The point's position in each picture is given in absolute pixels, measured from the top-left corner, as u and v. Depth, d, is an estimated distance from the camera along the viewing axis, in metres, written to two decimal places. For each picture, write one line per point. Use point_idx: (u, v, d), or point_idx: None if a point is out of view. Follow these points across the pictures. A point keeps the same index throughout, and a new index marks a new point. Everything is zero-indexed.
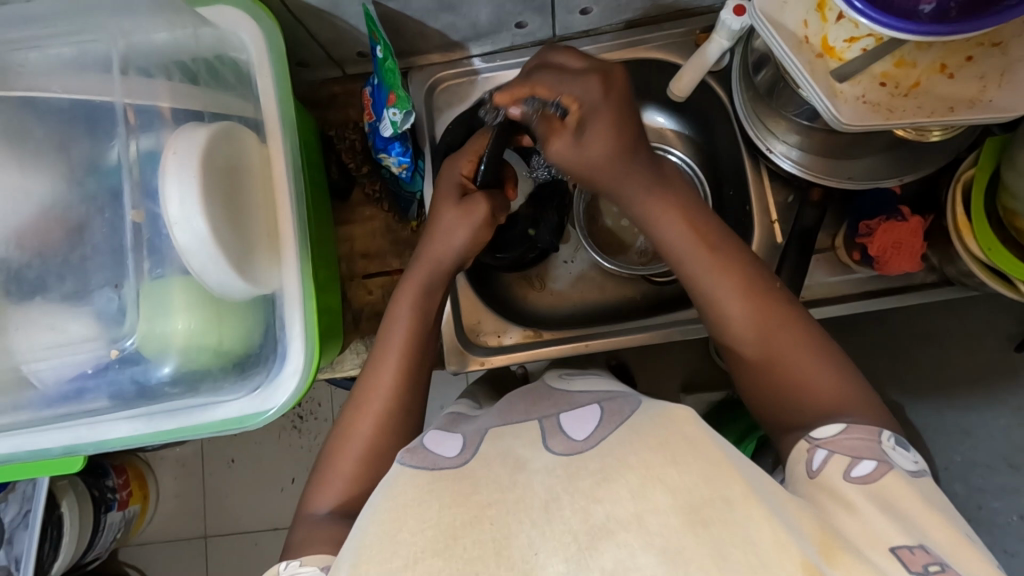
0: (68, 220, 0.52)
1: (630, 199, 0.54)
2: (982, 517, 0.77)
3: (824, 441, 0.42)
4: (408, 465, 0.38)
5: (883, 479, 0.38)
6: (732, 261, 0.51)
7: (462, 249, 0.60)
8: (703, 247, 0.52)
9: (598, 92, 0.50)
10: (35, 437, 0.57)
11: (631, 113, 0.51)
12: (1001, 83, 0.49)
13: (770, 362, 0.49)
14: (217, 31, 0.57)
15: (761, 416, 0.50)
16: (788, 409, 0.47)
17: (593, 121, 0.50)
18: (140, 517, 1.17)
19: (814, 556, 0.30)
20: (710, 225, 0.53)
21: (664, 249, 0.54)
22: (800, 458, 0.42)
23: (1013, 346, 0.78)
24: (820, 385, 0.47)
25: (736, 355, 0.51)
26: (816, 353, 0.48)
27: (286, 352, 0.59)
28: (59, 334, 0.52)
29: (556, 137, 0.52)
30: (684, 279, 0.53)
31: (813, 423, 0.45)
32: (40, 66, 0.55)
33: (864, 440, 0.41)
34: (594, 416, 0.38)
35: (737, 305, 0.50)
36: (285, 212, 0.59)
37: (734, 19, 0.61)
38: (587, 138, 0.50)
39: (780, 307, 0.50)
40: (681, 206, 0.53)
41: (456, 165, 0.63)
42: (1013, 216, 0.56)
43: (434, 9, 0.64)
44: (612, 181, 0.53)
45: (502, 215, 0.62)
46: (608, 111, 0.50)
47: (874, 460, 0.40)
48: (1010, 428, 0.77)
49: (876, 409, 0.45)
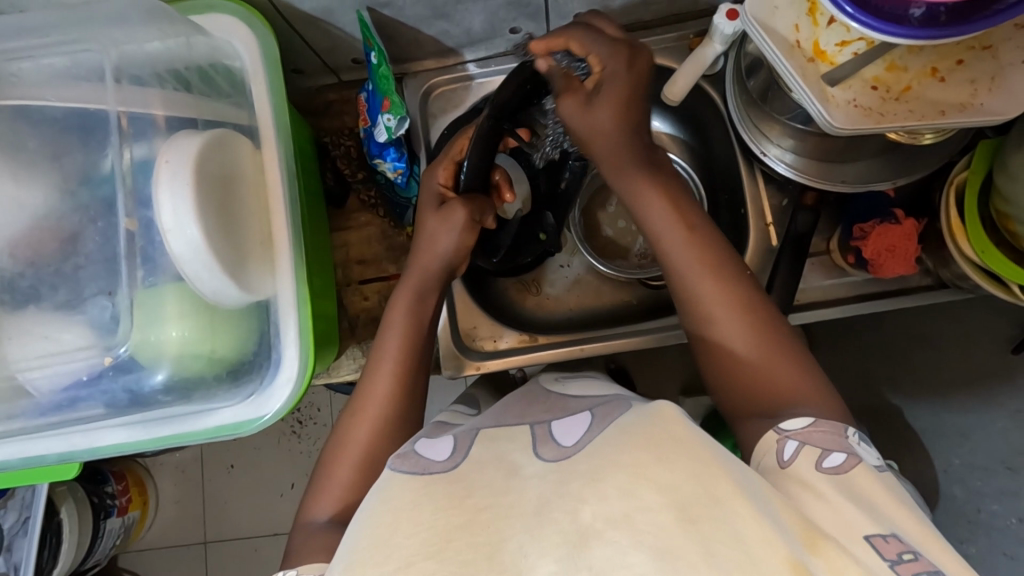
0: (61, 230, 0.52)
1: (620, 175, 0.55)
2: (981, 521, 0.73)
3: (793, 432, 0.42)
4: (398, 471, 0.38)
5: (853, 471, 0.38)
6: (710, 245, 0.52)
7: (452, 253, 0.60)
8: (687, 232, 0.52)
9: (622, 66, 0.51)
10: (35, 445, 0.58)
11: (643, 90, 0.53)
12: (992, 88, 0.49)
13: (739, 355, 0.49)
14: (211, 41, 0.59)
15: (726, 410, 0.50)
16: (756, 403, 0.47)
17: (609, 85, 0.52)
18: (140, 524, 1.17)
19: (800, 551, 0.30)
20: (692, 209, 0.54)
21: (644, 227, 0.54)
22: (768, 449, 0.42)
23: (1012, 348, 0.75)
24: (787, 380, 0.47)
25: (707, 343, 0.51)
26: (787, 352, 0.48)
27: (281, 359, 0.60)
28: (52, 343, 0.52)
29: (570, 96, 0.54)
30: (664, 263, 0.53)
31: (779, 416, 0.45)
32: (34, 77, 0.54)
33: (831, 434, 0.41)
34: (583, 423, 0.39)
35: (712, 294, 0.50)
36: (280, 220, 0.60)
37: (727, 24, 0.61)
38: (597, 103, 0.52)
39: (754, 300, 0.50)
40: (671, 190, 0.54)
41: (432, 174, 0.63)
42: (1006, 219, 0.56)
43: (428, 16, 0.64)
44: (609, 151, 0.54)
45: (487, 217, 0.62)
46: (626, 82, 0.52)
47: (844, 453, 0.40)
48: (1008, 431, 0.73)
49: (838, 406, 0.46)
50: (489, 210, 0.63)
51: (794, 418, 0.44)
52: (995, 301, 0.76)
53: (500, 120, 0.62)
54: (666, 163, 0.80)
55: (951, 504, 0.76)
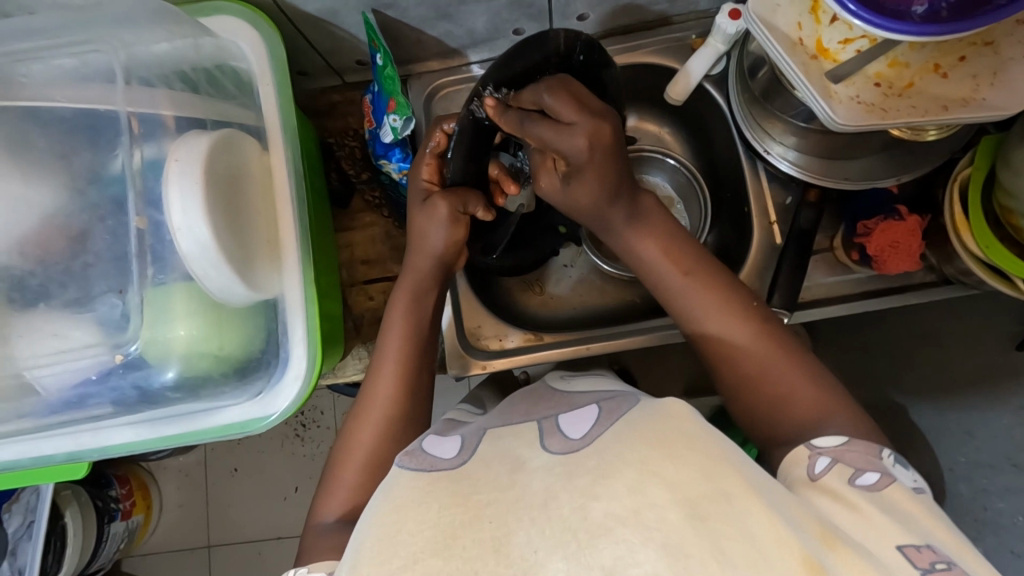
0: (70, 228, 0.52)
1: (611, 228, 0.56)
2: (988, 519, 0.72)
3: (825, 449, 0.41)
4: (407, 468, 0.38)
5: (888, 490, 0.38)
6: (706, 278, 0.53)
7: (444, 250, 0.60)
8: (682, 275, 0.54)
9: (584, 153, 0.50)
10: (43, 444, 0.59)
11: (617, 155, 0.51)
12: (994, 82, 0.49)
13: (754, 378, 0.49)
14: (217, 41, 0.60)
15: (749, 430, 0.51)
16: (777, 428, 0.48)
17: (579, 174, 0.52)
18: (143, 527, 1.17)
19: (815, 549, 0.31)
20: (688, 249, 0.55)
21: (642, 270, 0.56)
22: (799, 462, 0.41)
23: (1014, 346, 0.74)
24: (805, 399, 0.47)
25: (720, 366, 0.51)
26: (797, 369, 0.49)
27: (288, 357, 0.60)
28: (62, 340, 0.52)
29: (546, 174, 0.55)
30: (664, 300, 0.55)
31: (801, 437, 0.45)
32: (43, 79, 0.54)
33: (865, 454, 0.41)
34: (591, 416, 0.39)
35: (714, 318, 0.52)
36: (286, 219, 0.60)
37: (728, 23, 0.63)
38: (574, 186, 0.53)
39: (757, 314, 0.52)
40: (663, 231, 0.56)
41: (416, 172, 0.62)
42: (1009, 213, 0.56)
43: (431, 17, 0.65)
44: (593, 216, 0.55)
45: (476, 207, 0.60)
46: (596, 167, 0.51)
47: (877, 472, 0.39)
48: (1014, 428, 0.71)
49: (863, 420, 0.46)
50: (478, 201, 0.60)
51: (827, 436, 0.43)
52: (997, 298, 0.75)
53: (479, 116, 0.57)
54: (668, 160, 0.82)
55: (959, 501, 0.75)
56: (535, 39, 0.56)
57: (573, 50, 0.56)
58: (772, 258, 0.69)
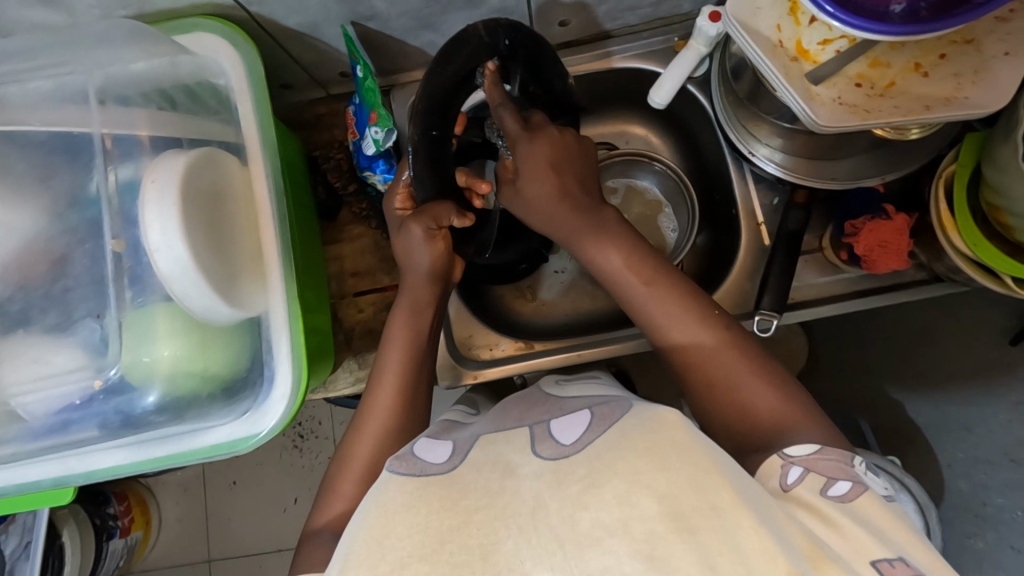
0: (50, 252, 0.52)
1: (571, 235, 0.57)
2: (988, 515, 0.69)
3: (798, 458, 0.41)
4: (397, 473, 0.37)
5: (860, 500, 0.37)
6: (671, 287, 0.53)
7: (431, 266, 0.59)
8: (644, 285, 0.54)
9: (527, 144, 0.53)
10: (25, 469, 0.58)
11: (565, 159, 0.55)
12: (976, 81, 0.49)
13: (718, 388, 0.49)
14: (195, 59, 0.58)
15: (716, 442, 0.50)
16: (739, 437, 0.47)
17: (525, 168, 0.54)
18: (143, 544, 1.16)
19: (803, 566, 0.30)
20: (655, 261, 0.55)
21: (604, 278, 0.56)
22: (772, 474, 0.41)
23: (1008, 341, 0.71)
24: (764, 411, 0.47)
25: (685, 375, 0.51)
26: (761, 377, 0.48)
27: (274, 375, 0.60)
28: (43, 366, 0.52)
29: (506, 188, 0.58)
30: (628, 310, 0.55)
31: (766, 448, 0.45)
32: (19, 100, 0.54)
33: (837, 462, 0.40)
34: (583, 420, 0.38)
35: (676, 329, 0.52)
36: (270, 238, 0.60)
37: (709, 26, 0.63)
38: (524, 185, 0.55)
39: (719, 324, 0.51)
40: (627, 243, 0.56)
41: (390, 203, 0.62)
42: (997, 211, 0.55)
43: (413, 27, 0.64)
44: (552, 222, 0.56)
45: (449, 218, 0.57)
46: (541, 155, 0.54)
47: (850, 480, 0.38)
48: (1011, 423, 0.68)
49: (829, 432, 0.45)
50: (450, 211, 0.57)
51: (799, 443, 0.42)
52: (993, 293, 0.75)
53: (427, 130, 0.54)
54: (654, 163, 0.78)
55: (959, 499, 0.73)
56: (456, 40, 0.53)
57: (497, 37, 0.54)
58: (764, 259, 0.69)
